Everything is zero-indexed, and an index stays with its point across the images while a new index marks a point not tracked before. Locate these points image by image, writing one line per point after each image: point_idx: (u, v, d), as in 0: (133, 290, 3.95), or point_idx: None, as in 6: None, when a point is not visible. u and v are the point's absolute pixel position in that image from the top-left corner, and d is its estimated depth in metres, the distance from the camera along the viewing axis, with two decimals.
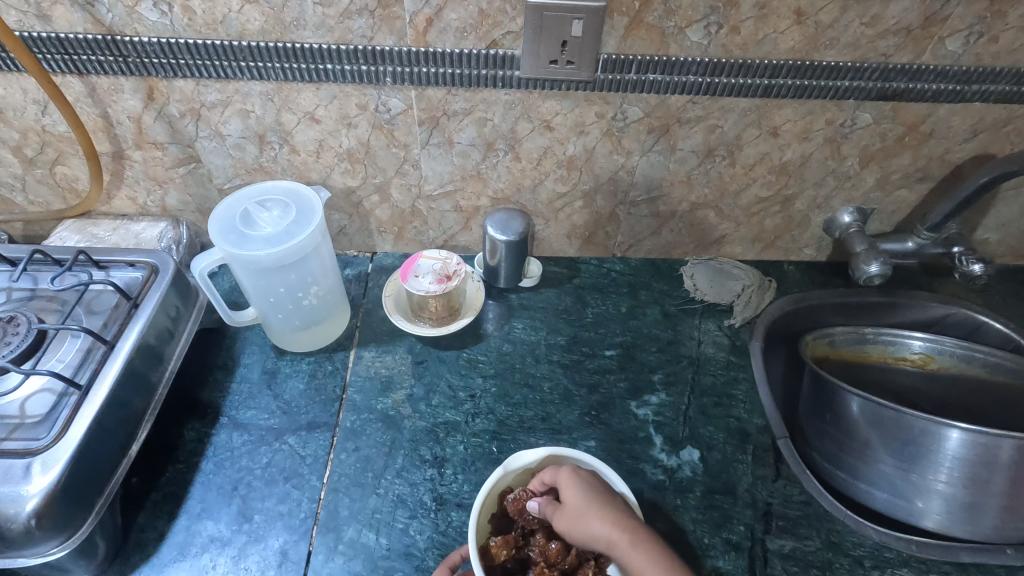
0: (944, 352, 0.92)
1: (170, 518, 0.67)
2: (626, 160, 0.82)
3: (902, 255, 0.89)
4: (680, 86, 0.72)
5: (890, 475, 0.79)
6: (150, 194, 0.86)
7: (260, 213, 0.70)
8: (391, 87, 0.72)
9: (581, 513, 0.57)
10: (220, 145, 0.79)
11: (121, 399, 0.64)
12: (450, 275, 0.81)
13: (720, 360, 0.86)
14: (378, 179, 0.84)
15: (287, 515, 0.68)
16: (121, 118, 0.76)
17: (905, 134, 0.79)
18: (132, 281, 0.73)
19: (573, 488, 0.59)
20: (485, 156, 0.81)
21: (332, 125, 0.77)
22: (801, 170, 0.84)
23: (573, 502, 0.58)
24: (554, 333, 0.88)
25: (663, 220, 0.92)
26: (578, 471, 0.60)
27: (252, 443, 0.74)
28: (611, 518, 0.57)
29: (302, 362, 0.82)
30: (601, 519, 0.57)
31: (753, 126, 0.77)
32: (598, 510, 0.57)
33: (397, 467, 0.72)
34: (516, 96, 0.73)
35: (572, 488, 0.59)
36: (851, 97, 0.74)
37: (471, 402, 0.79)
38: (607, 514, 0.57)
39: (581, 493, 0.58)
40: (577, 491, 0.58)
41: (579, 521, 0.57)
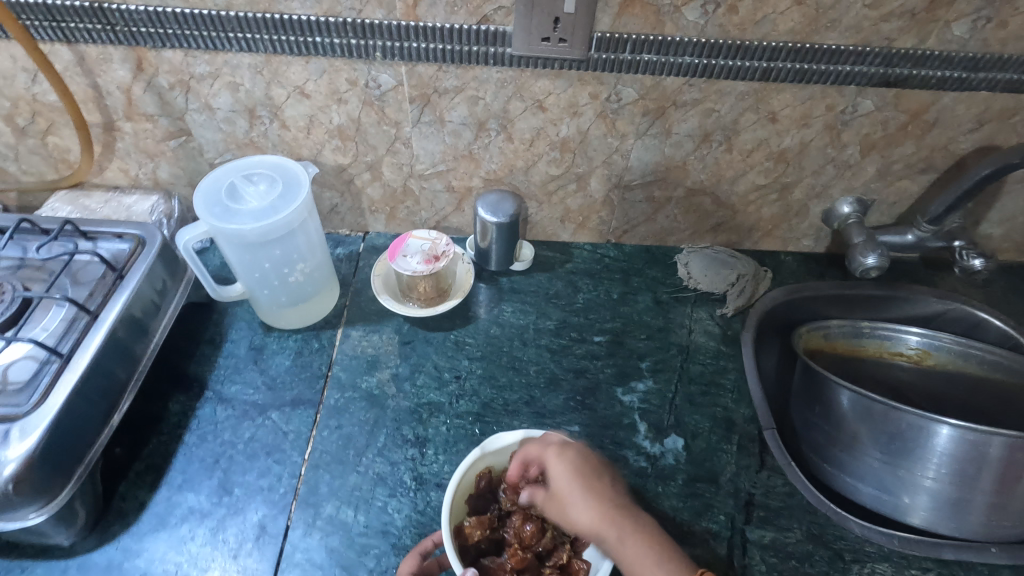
0: (940, 349, 0.90)
1: (152, 488, 0.68)
2: (620, 143, 0.80)
3: (901, 247, 0.87)
4: (675, 67, 0.70)
5: (878, 470, 0.78)
6: (142, 167, 0.86)
7: (246, 187, 0.70)
8: (381, 62, 0.71)
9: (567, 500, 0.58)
10: (210, 118, 0.78)
11: (103, 369, 0.64)
12: (438, 255, 0.80)
13: (710, 349, 0.85)
14: (369, 157, 0.83)
15: (267, 490, 0.68)
16: (110, 89, 0.75)
17: (908, 123, 0.77)
18: (119, 252, 0.73)
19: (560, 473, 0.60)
20: (477, 135, 0.79)
21: (322, 101, 0.76)
22: (800, 158, 0.82)
23: (561, 480, 0.59)
24: (543, 318, 0.87)
25: (658, 206, 0.90)
26: (566, 450, 0.61)
27: (236, 417, 0.74)
28: (610, 497, 0.59)
29: (289, 339, 0.82)
30: (591, 501, 0.58)
31: (750, 110, 0.76)
32: (592, 490, 0.59)
33: (379, 446, 0.72)
34: (508, 74, 0.72)
35: (562, 472, 0.60)
36: (852, 82, 0.72)
37: (456, 384, 0.79)
38: (606, 494, 0.59)
39: (567, 473, 0.59)
40: (565, 469, 0.59)
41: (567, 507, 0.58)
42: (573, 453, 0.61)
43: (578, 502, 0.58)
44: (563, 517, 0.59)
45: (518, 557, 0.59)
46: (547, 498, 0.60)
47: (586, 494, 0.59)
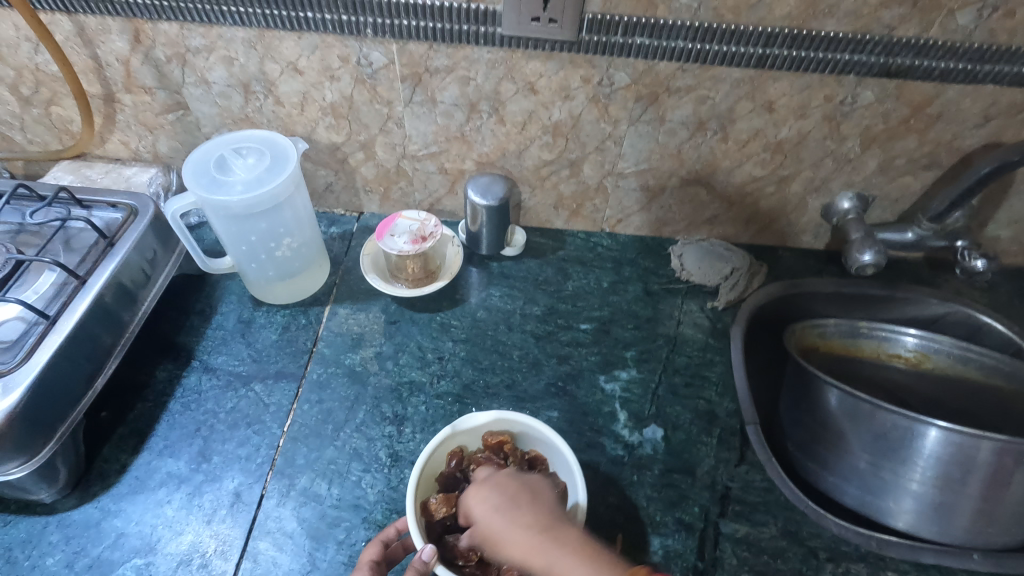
0: (939, 352, 0.88)
1: (134, 452, 0.69)
2: (613, 129, 0.79)
3: (900, 246, 0.85)
4: (668, 51, 0.69)
5: (863, 470, 0.76)
6: (142, 139, 0.87)
7: (235, 160, 0.71)
8: (372, 39, 0.71)
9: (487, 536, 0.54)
10: (206, 92, 0.79)
11: (89, 332, 0.66)
12: (425, 236, 0.80)
13: (698, 341, 0.84)
14: (362, 137, 0.83)
15: (245, 459, 0.69)
16: (110, 60, 0.76)
17: (910, 116, 0.74)
18: (112, 221, 0.75)
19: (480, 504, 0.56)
20: (468, 117, 0.79)
21: (315, 77, 0.76)
22: (798, 150, 0.80)
23: (484, 519, 0.55)
24: (530, 303, 0.87)
25: (652, 195, 0.89)
26: (484, 485, 0.57)
27: (220, 387, 0.75)
28: (528, 526, 0.52)
29: (277, 314, 0.83)
30: (516, 531, 0.53)
31: (746, 99, 0.74)
32: (508, 521, 0.53)
33: (357, 422, 0.73)
34: (499, 55, 0.72)
35: (481, 510, 0.55)
36: (851, 72, 0.70)
37: (438, 364, 0.79)
38: (525, 523, 0.53)
39: (489, 506, 0.55)
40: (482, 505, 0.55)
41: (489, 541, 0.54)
42: (493, 488, 0.56)
43: (500, 539, 0.53)
44: (498, 556, 0.54)
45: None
46: (481, 540, 0.55)
47: (509, 530, 0.53)
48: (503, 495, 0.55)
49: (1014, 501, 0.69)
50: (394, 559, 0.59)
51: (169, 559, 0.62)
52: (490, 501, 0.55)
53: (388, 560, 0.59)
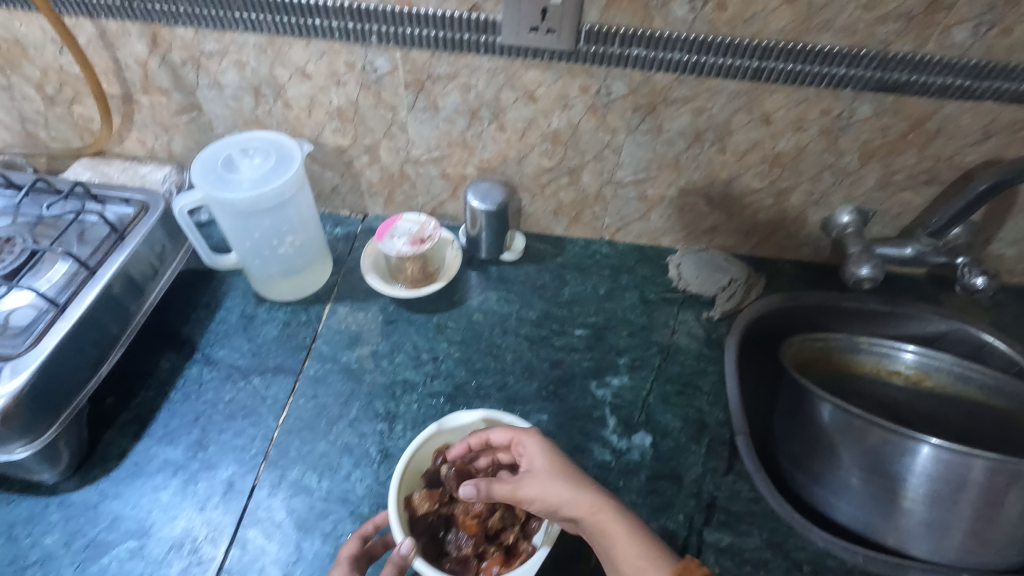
0: (939, 370, 0.87)
1: (134, 439, 0.72)
2: (611, 138, 0.80)
3: (900, 261, 0.83)
4: (665, 63, 0.70)
5: (855, 486, 0.75)
6: (158, 139, 0.91)
7: (242, 159, 0.73)
8: (377, 46, 0.74)
9: (549, 479, 0.57)
10: (219, 95, 0.82)
11: (96, 321, 0.69)
12: (424, 238, 0.82)
13: (692, 351, 0.84)
14: (367, 140, 0.86)
15: (240, 449, 0.71)
16: (129, 62, 0.80)
17: (909, 131, 0.74)
18: (124, 216, 0.78)
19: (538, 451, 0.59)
20: (469, 123, 0.81)
21: (322, 82, 0.79)
22: (796, 162, 0.80)
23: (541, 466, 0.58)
24: (526, 308, 0.88)
25: (651, 204, 0.90)
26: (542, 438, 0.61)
27: (220, 378, 0.78)
28: (580, 477, 0.58)
29: (279, 310, 0.85)
30: (573, 478, 0.57)
31: (743, 111, 0.75)
32: (566, 465, 0.59)
33: (350, 417, 0.75)
34: (499, 63, 0.73)
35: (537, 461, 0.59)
36: (848, 86, 0.70)
37: (432, 364, 0.80)
38: (575, 473, 0.58)
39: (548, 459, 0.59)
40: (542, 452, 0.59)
41: (547, 483, 0.56)
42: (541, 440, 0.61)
43: (556, 489, 0.56)
44: (543, 497, 0.56)
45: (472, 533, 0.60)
46: (523, 483, 0.57)
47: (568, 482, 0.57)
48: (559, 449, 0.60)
49: (1006, 522, 0.68)
50: (374, 554, 0.60)
51: (162, 543, 0.64)
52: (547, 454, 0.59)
53: (368, 555, 0.60)
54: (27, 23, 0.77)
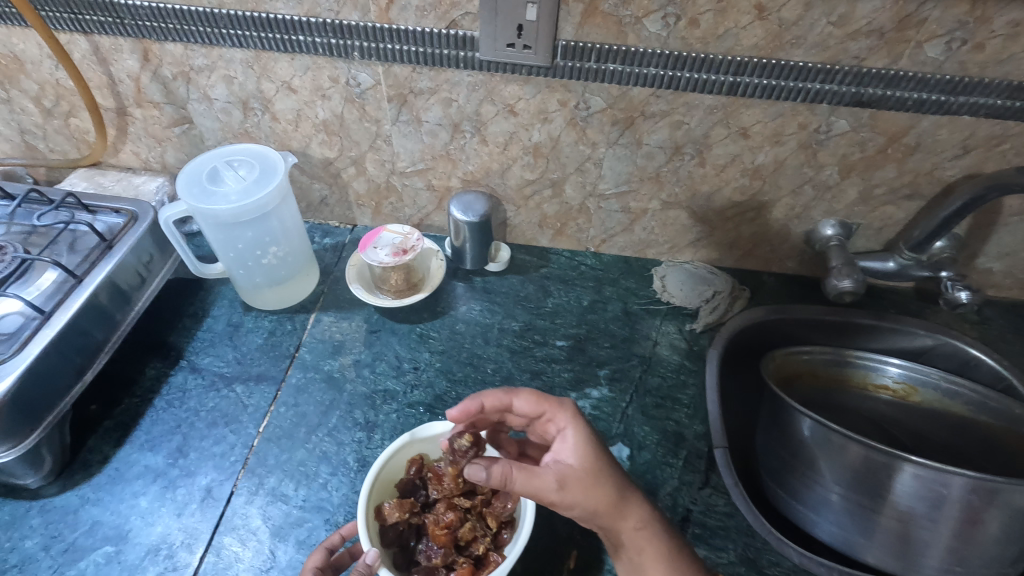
0: (926, 386, 0.87)
1: (117, 445, 0.73)
2: (592, 151, 0.81)
3: (882, 275, 0.85)
4: (641, 78, 0.71)
5: (836, 502, 0.75)
6: (151, 150, 0.93)
7: (226, 171, 0.75)
8: (359, 62, 0.75)
9: (590, 479, 0.57)
10: (209, 108, 0.84)
11: (81, 328, 0.70)
12: (407, 249, 0.83)
13: (673, 363, 0.84)
14: (353, 153, 0.87)
15: (220, 457, 0.72)
16: (121, 77, 0.82)
17: (887, 145, 0.75)
18: (113, 225, 0.80)
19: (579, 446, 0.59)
20: (452, 137, 0.82)
21: (308, 96, 0.80)
22: (776, 176, 0.81)
23: (586, 451, 0.59)
24: (509, 319, 0.89)
25: (635, 217, 0.90)
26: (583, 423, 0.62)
27: (204, 386, 0.79)
28: (617, 474, 0.59)
29: (265, 319, 0.86)
30: (611, 475, 0.59)
31: (721, 125, 0.75)
32: (603, 458, 0.59)
33: (330, 426, 0.75)
34: (479, 78, 0.75)
35: (575, 450, 0.59)
36: (823, 101, 0.70)
37: (413, 374, 0.81)
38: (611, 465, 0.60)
39: (589, 447, 0.59)
40: (586, 446, 0.59)
41: (586, 483, 0.57)
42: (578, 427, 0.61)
43: (596, 485, 0.57)
44: (581, 495, 0.56)
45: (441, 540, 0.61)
46: (563, 483, 0.56)
47: (607, 477, 0.58)
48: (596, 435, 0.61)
49: (987, 541, 0.68)
50: (341, 565, 0.60)
51: (138, 548, 0.65)
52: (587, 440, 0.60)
53: (335, 566, 0.60)
54: (24, 39, 0.80)
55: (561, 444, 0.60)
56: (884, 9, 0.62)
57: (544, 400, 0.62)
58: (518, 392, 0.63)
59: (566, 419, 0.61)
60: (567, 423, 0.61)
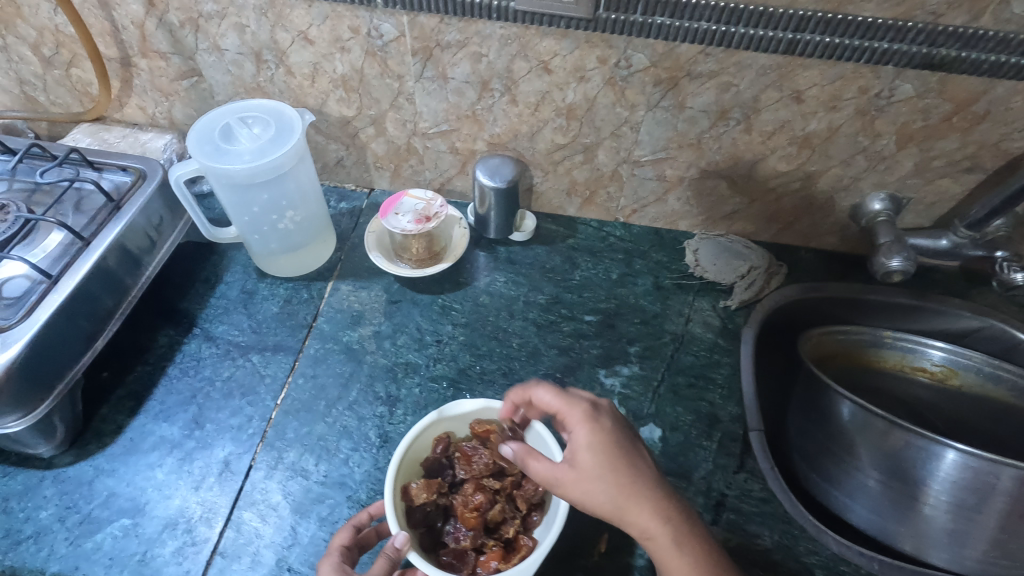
0: (968, 369, 0.82)
1: (130, 415, 0.70)
2: (629, 115, 0.76)
3: (935, 253, 0.80)
4: (691, 33, 0.65)
5: (872, 488, 0.73)
6: (158, 105, 0.88)
7: (240, 128, 0.70)
8: (383, 10, 0.69)
9: (595, 483, 0.52)
10: (219, 60, 0.79)
11: (90, 293, 0.67)
12: (430, 216, 0.79)
13: (706, 341, 0.80)
14: (373, 111, 0.82)
15: (237, 429, 0.70)
16: (125, 23, 0.76)
17: (952, 114, 0.69)
18: (121, 184, 0.76)
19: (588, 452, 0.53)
20: (480, 95, 0.77)
21: (326, 48, 0.75)
22: (827, 145, 0.75)
23: (592, 451, 0.53)
24: (535, 291, 0.85)
25: (670, 186, 0.85)
26: (597, 418, 0.55)
27: (218, 355, 0.76)
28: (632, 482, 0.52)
29: (280, 287, 0.83)
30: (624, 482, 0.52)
31: (773, 87, 0.70)
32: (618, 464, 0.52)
33: (350, 400, 0.73)
34: (512, 31, 0.69)
35: (586, 453, 0.53)
36: (890, 62, 0.64)
37: (436, 347, 0.78)
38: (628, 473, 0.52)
39: (601, 450, 0.53)
40: (594, 449, 0.53)
41: (590, 487, 0.52)
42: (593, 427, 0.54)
43: (602, 491, 0.52)
44: (583, 497, 0.52)
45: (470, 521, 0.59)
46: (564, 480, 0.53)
47: (616, 482, 0.52)
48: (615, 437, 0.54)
49: None
50: (366, 544, 0.59)
51: (156, 522, 0.63)
52: (599, 439, 0.54)
53: (360, 545, 0.58)
54: None
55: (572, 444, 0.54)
56: None
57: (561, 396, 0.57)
58: (538, 384, 0.58)
59: (576, 417, 0.55)
60: (579, 421, 0.54)
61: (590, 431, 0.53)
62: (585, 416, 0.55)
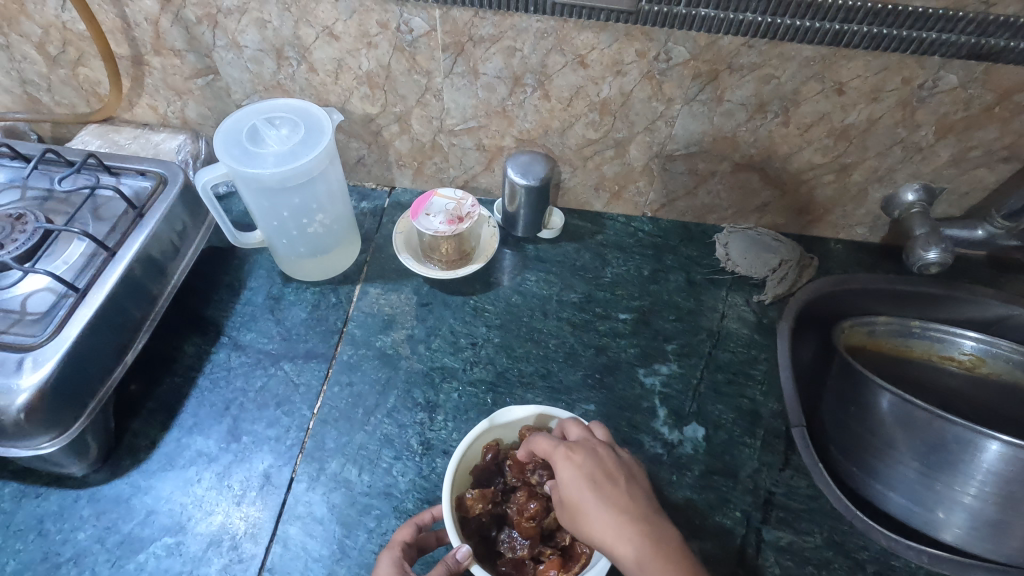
0: (997, 357, 0.82)
1: (163, 429, 0.68)
2: (665, 109, 0.74)
3: (969, 244, 0.79)
4: (735, 25, 0.64)
5: (912, 480, 0.73)
6: (170, 104, 0.84)
7: (268, 130, 0.68)
8: (414, 4, 0.67)
9: (575, 516, 0.52)
10: (238, 57, 0.75)
11: (119, 306, 0.64)
12: (462, 217, 0.77)
13: (743, 337, 0.80)
14: (398, 108, 0.79)
15: (275, 440, 0.68)
16: (138, 20, 0.73)
17: (995, 104, 0.68)
18: (141, 190, 0.73)
19: (567, 485, 0.53)
20: (511, 91, 0.75)
21: (352, 44, 0.72)
22: (865, 137, 0.74)
23: (571, 486, 0.53)
24: (567, 290, 0.83)
25: (701, 179, 0.84)
26: (576, 451, 0.54)
27: (249, 364, 0.74)
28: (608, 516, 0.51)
29: (307, 291, 0.81)
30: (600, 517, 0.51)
31: (815, 79, 0.68)
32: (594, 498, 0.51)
33: (388, 407, 0.71)
34: (549, 24, 0.66)
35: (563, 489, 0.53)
36: (936, 53, 0.63)
37: (471, 350, 0.76)
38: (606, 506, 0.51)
39: (575, 486, 0.52)
40: (570, 481, 0.53)
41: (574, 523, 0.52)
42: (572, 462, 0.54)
43: (581, 524, 0.52)
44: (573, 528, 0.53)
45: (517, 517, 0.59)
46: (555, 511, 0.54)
47: (590, 517, 0.51)
48: (592, 474, 0.53)
49: None
50: (427, 546, 0.58)
51: (199, 539, 0.62)
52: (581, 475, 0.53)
53: (419, 545, 0.58)
54: None
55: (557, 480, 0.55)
56: None
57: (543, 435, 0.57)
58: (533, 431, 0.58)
59: (555, 455, 0.55)
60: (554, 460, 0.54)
61: (562, 468, 0.53)
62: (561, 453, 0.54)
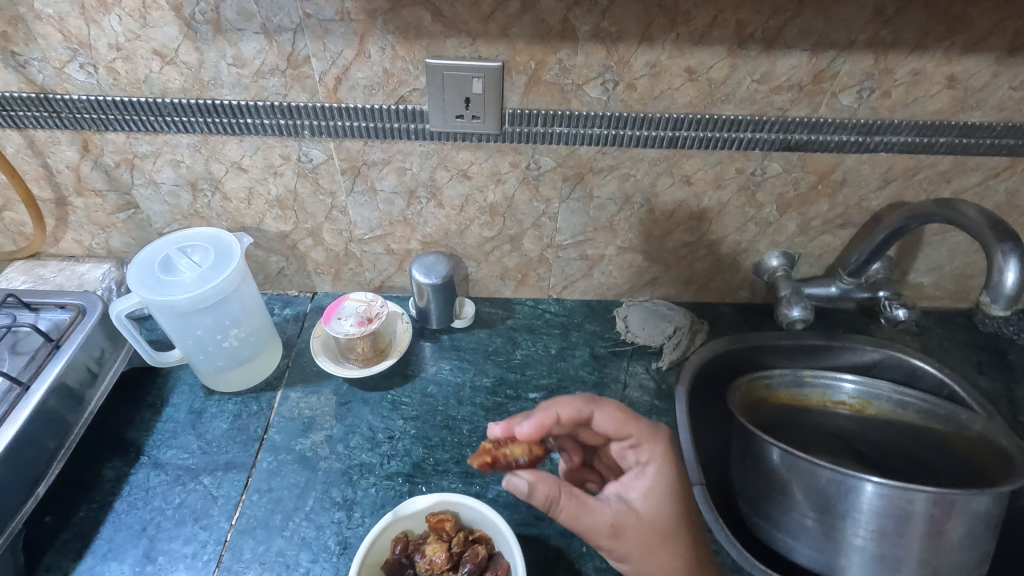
0: (881, 399, 0.90)
1: (77, 558, 0.69)
2: (546, 207, 0.84)
3: (826, 299, 0.90)
4: (587, 137, 0.75)
5: (811, 527, 0.77)
6: (95, 237, 0.89)
7: (180, 259, 0.74)
8: (311, 139, 0.76)
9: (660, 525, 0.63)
10: (156, 193, 0.83)
11: (31, 437, 0.66)
12: (371, 317, 0.83)
13: (644, 404, 0.86)
14: (309, 225, 0.87)
15: (192, 557, 0.69)
16: (60, 168, 0.80)
17: (818, 183, 0.80)
18: (60, 322, 0.77)
19: (643, 502, 0.64)
20: (408, 203, 0.83)
21: (259, 174, 0.80)
22: (721, 217, 0.85)
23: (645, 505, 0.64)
24: (480, 375, 0.89)
25: (593, 263, 0.93)
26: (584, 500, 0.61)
27: (168, 482, 0.75)
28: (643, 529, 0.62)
29: (229, 402, 0.84)
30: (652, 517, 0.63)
31: (665, 174, 0.79)
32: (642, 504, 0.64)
33: (307, 509, 0.73)
34: (431, 147, 0.76)
35: (644, 496, 0.64)
36: (756, 147, 0.76)
37: (388, 444, 0.80)
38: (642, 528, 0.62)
39: (661, 495, 0.65)
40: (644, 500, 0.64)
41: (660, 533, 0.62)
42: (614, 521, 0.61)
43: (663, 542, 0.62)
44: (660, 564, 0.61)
45: (526, 452, 0.67)
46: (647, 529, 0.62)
47: (676, 539, 0.63)
48: (658, 526, 0.63)
49: (949, 549, 0.71)
50: None
51: None
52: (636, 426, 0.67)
53: None
54: None
55: (638, 481, 0.66)
56: (800, 67, 0.68)
57: (632, 426, 0.67)
58: (601, 410, 0.67)
59: (652, 452, 0.66)
60: (650, 456, 0.66)
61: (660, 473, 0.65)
62: (657, 455, 0.66)
